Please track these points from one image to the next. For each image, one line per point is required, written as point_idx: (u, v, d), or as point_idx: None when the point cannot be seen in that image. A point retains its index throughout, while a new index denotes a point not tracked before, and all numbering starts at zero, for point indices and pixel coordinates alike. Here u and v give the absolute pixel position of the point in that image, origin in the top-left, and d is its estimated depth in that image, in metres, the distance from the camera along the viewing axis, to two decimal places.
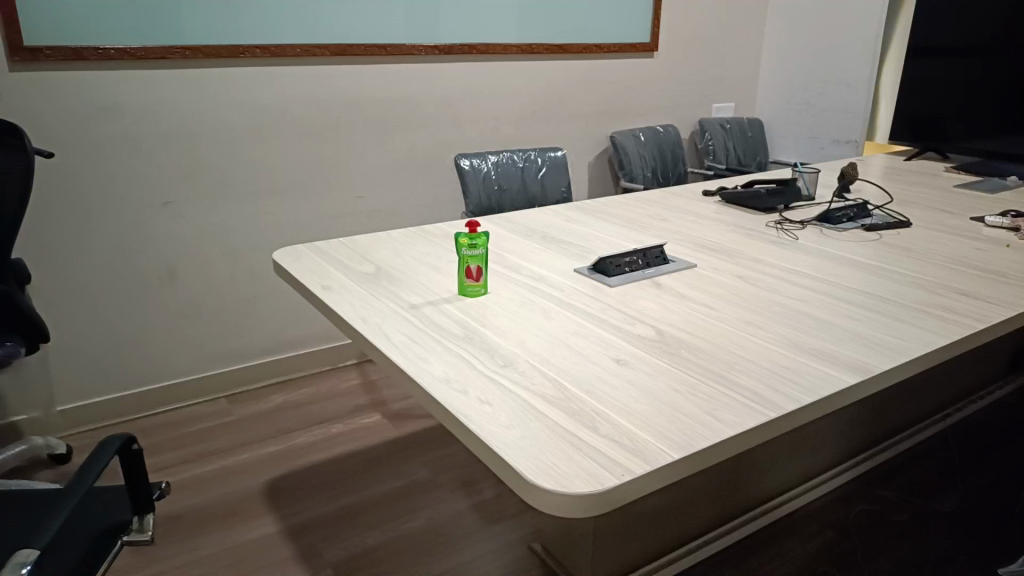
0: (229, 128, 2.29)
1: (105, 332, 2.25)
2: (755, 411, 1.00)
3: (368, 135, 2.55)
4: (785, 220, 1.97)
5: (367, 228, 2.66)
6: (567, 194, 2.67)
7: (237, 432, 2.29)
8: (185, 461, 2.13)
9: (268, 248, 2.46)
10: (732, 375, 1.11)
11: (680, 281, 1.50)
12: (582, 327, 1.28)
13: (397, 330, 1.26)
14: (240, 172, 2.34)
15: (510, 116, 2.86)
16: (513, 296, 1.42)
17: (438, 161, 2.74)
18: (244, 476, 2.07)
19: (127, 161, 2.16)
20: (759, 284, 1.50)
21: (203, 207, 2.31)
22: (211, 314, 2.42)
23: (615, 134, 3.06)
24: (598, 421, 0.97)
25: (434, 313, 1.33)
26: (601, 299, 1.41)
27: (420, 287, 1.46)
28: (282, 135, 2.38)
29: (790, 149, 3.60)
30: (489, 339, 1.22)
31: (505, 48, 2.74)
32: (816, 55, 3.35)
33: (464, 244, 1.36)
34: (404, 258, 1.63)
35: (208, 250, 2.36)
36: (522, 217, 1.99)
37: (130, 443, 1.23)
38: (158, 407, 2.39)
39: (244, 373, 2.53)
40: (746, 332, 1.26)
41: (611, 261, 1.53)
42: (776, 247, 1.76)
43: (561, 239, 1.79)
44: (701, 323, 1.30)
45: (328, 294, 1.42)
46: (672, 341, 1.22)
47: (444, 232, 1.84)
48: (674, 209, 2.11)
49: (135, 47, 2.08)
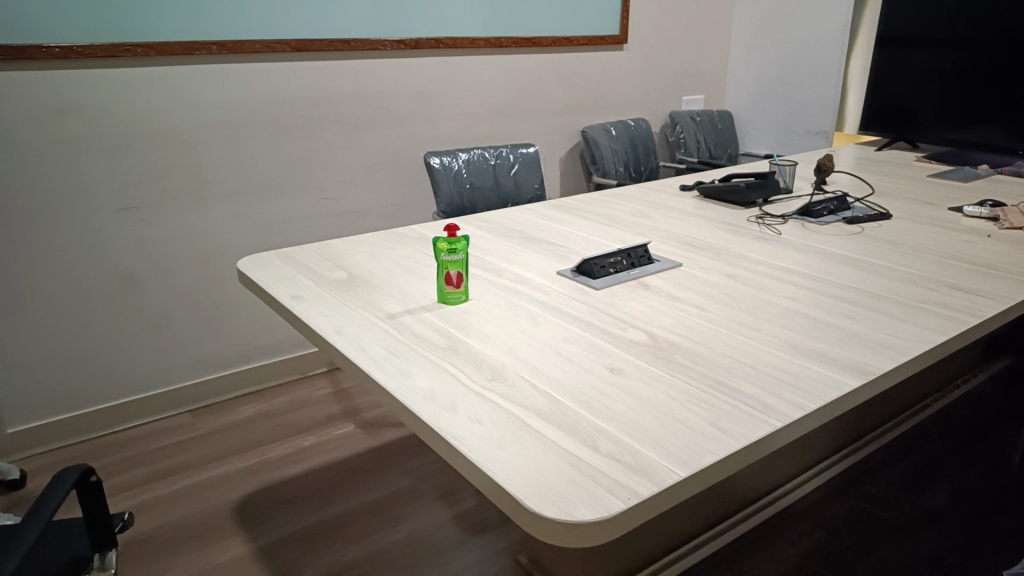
0: (187, 128, 2.17)
1: (59, 347, 2.13)
2: (762, 421, 0.95)
3: (335, 134, 2.45)
4: (766, 214, 1.93)
5: (335, 231, 2.57)
6: (541, 191, 2.61)
7: (204, 448, 2.18)
8: (149, 481, 2.02)
9: (232, 254, 2.36)
10: (733, 381, 1.05)
11: (668, 281, 1.45)
12: (571, 333, 1.21)
13: (376, 342, 1.18)
14: (201, 174, 2.23)
15: (480, 112, 2.79)
16: (496, 301, 1.35)
17: (408, 159, 2.66)
18: (213, 494, 1.97)
19: (78, 165, 2.03)
20: (748, 282, 1.45)
21: (160, 213, 2.19)
22: (173, 325, 2.30)
23: (588, 129, 3.01)
24: (596, 437, 0.91)
25: (413, 322, 1.26)
26: (588, 302, 1.35)
27: (397, 294, 1.38)
28: (244, 135, 2.27)
29: (761, 141, 3.59)
30: (474, 350, 1.15)
31: (473, 42, 2.66)
32: (786, 47, 3.34)
33: (443, 249, 1.30)
34: (378, 264, 1.55)
35: (169, 257, 2.24)
36: (498, 217, 1.92)
37: (89, 475, 1.14)
38: (118, 425, 2.27)
39: (211, 385, 2.42)
40: (741, 334, 1.21)
41: (596, 262, 1.47)
42: (760, 242, 1.72)
43: (540, 239, 1.73)
44: (694, 326, 1.25)
45: (298, 305, 1.33)
46: (666, 346, 1.16)
47: (418, 234, 1.76)
48: (653, 204, 2.07)
49: (82, 45, 1.95)
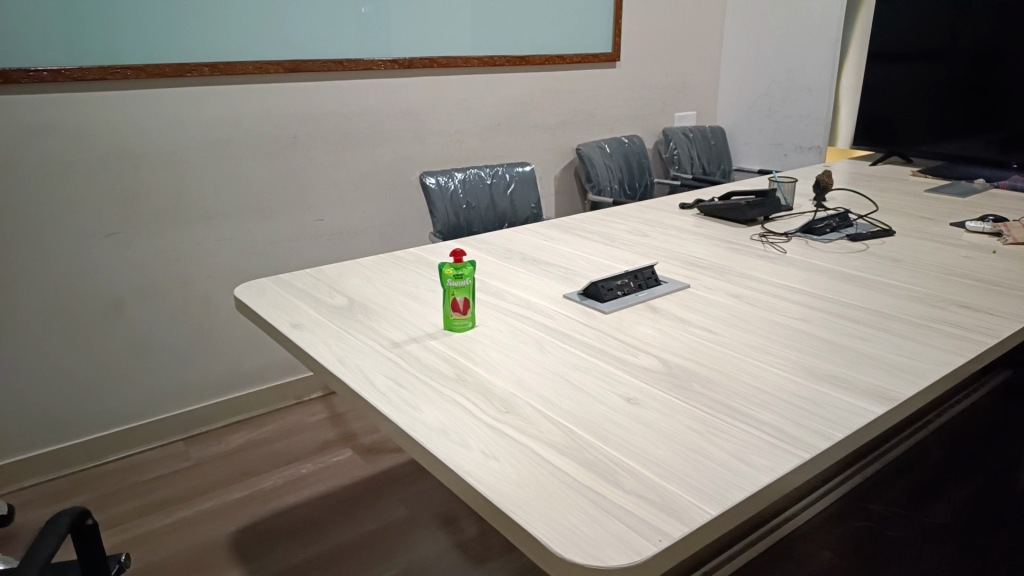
0: (178, 150, 2.14)
1: (46, 376, 2.07)
2: (786, 453, 0.92)
3: (326, 154, 2.42)
4: (768, 232, 1.91)
5: (328, 253, 2.53)
6: (537, 210, 2.58)
7: (196, 478, 2.13)
8: (140, 514, 1.96)
9: (223, 277, 2.32)
10: (752, 409, 1.03)
11: (676, 303, 1.42)
12: (580, 360, 1.18)
13: (380, 372, 1.14)
14: (191, 197, 2.19)
15: (473, 130, 2.77)
16: (502, 327, 1.31)
17: (401, 178, 2.63)
18: (207, 527, 1.91)
19: (68, 191, 1.99)
20: (757, 303, 1.43)
21: (151, 237, 2.15)
22: (164, 351, 2.26)
23: (581, 147, 2.99)
24: (619, 473, 0.87)
25: (418, 350, 1.22)
26: (596, 326, 1.31)
27: (399, 320, 1.34)
28: (235, 156, 2.24)
29: (752, 156, 3.59)
30: (483, 379, 1.11)
31: (466, 61, 2.65)
32: (776, 63, 3.35)
33: (449, 275, 1.26)
34: (378, 288, 1.51)
35: (159, 283, 2.20)
36: (498, 238, 1.89)
37: (84, 518, 1.09)
38: (107, 455, 2.21)
39: (202, 412, 2.37)
40: (756, 358, 1.19)
41: (603, 285, 1.44)
42: (765, 261, 1.69)
43: (543, 260, 1.69)
44: (707, 350, 1.21)
45: (298, 333, 1.29)
46: (681, 372, 1.13)
47: (417, 257, 1.73)
48: (653, 223, 2.04)
49: (70, 68, 1.91)
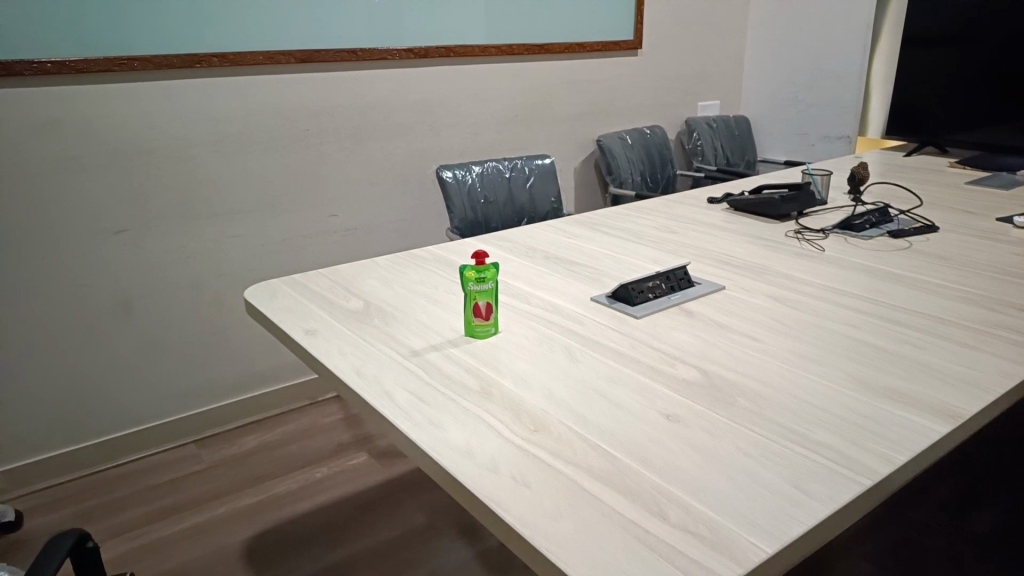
0: (187, 145, 2.06)
1: (54, 378, 2.01)
2: (848, 480, 0.84)
3: (339, 148, 2.34)
4: (804, 228, 1.82)
5: (343, 249, 2.46)
6: (557, 203, 2.49)
7: (208, 482, 2.06)
8: (151, 520, 1.90)
9: (235, 275, 2.25)
10: (805, 429, 0.94)
11: (713, 307, 1.33)
12: (614, 371, 1.09)
13: (399, 385, 1.06)
14: (200, 194, 2.12)
15: (490, 121, 2.68)
16: (527, 333, 1.23)
17: (416, 172, 2.55)
18: (219, 535, 1.85)
19: (74, 186, 1.92)
20: (799, 306, 1.34)
21: (161, 234, 2.08)
22: (175, 351, 2.20)
23: (602, 138, 2.90)
24: (664, 504, 0.79)
25: (438, 360, 1.14)
26: (629, 332, 1.23)
27: (418, 325, 1.26)
28: (245, 150, 2.17)
29: (777, 146, 3.48)
30: (511, 393, 1.03)
31: (483, 50, 2.56)
32: (802, 50, 3.23)
33: (470, 278, 1.17)
34: (395, 290, 1.44)
35: (168, 281, 2.13)
36: (519, 235, 1.81)
37: (85, 540, 1.02)
38: (118, 458, 2.16)
39: (213, 414, 2.30)
40: (804, 369, 1.10)
41: (634, 287, 1.35)
42: (803, 259, 1.60)
43: (568, 259, 1.61)
44: (750, 359, 1.13)
45: (312, 341, 1.22)
46: (724, 386, 1.05)
47: (435, 256, 1.65)
48: (681, 219, 1.95)
49: (74, 60, 1.84)
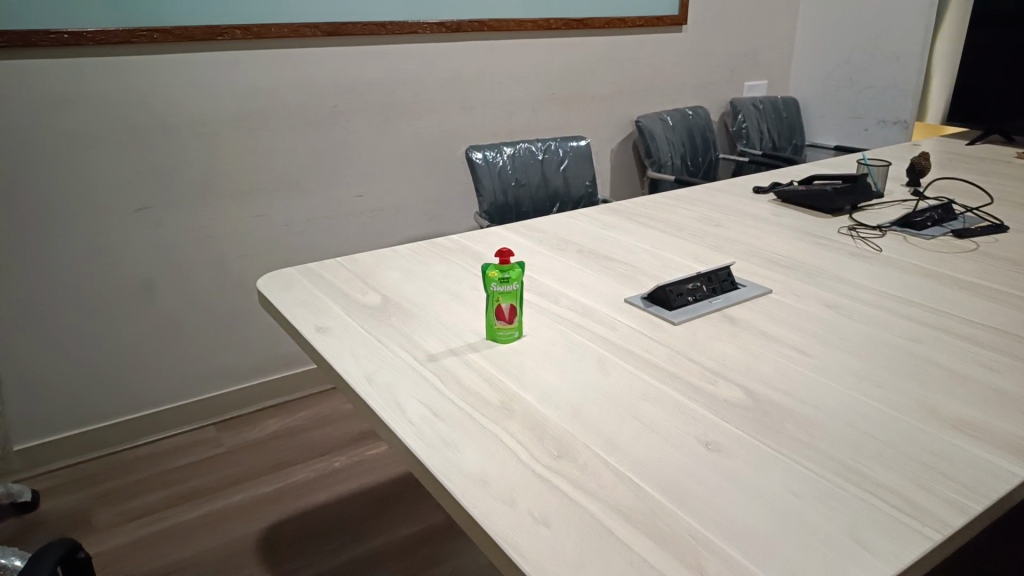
0: (209, 120, 1.99)
1: (73, 357, 1.98)
2: (915, 533, 0.73)
3: (366, 126, 2.25)
4: (858, 224, 1.68)
5: (369, 231, 2.38)
6: (592, 188, 2.38)
7: (226, 468, 2.02)
8: (167, 505, 1.86)
9: (258, 256, 2.19)
10: (863, 465, 0.84)
11: (759, 314, 1.22)
12: (648, 387, 0.99)
13: (412, 397, 0.97)
14: (223, 171, 2.05)
15: (524, 100, 2.57)
16: (555, 339, 1.13)
17: (446, 152, 2.45)
18: (235, 524, 1.80)
19: (93, 162, 1.87)
20: (855, 315, 1.22)
21: (182, 212, 2.02)
22: (196, 332, 2.15)
23: (641, 118, 2.74)
24: (702, 554, 0.70)
25: (457, 367, 1.05)
26: (665, 341, 1.12)
27: (437, 325, 1.17)
28: (270, 127, 2.08)
29: (828, 130, 3.29)
30: (535, 411, 0.94)
31: (520, 24, 2.44)
32: (859, 28, 3.03)
33: (493, 278, 1.08)
34: (415, 284, 1.35)
35: (190, 260, 2.07)
36: (550, 224, 1.70)
37: (76, 550, 0.96)
38: (136, 439, 2.12)
39: (234, 397, 2.26)
40: (861, 391, 0.99)
41: (672, 289, 1.24)
42: (858, 260, 1.47)
43: (601, 254, 1.50)
44: (800, 378, 1.02)
45: (323, 340, 1.14)
46: (771, 410, 0.94)
47: (461, 246, 1.56)
48: (724, 210, 1.83)
49: (92, 31, 1.76)
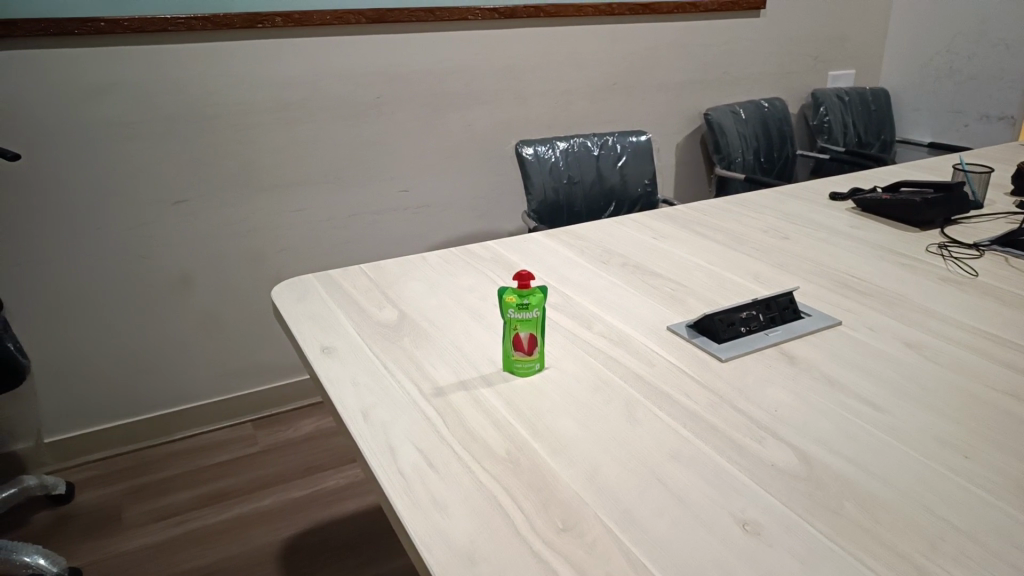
0: (248, 111, 1.93)
1: (111, 349, 1.97)
2: None
3: (412, 118, 2.15)
4: (951, 241, 1.47)
5: (414, 227, 2.29)
6: (651, 186, 2.21)
7: (259, 468, 1.98)
8: (195, 506, 1.83)
9: (299, 251, 2.13)
10: (940, 569, 0.68)
11: (822, 352, 1.05)
12: (680, 444, 0.85)
13: (407, 440, 0.86)
14: (263, 164, 1.99)
15: (583, 91, 2.41)
16: (580, 374, 1.00)
17: (497, 145, 2.33)
18: (260, 530, 1.75)
19: (131, 152, 1.83)
20: (941, 359, 1.03)
21: (220, 205, 1.98)
22: (234, 326, 2.11)
23: (710, 110, 2.54)
24: None
25: (464, 404, 0.93)
26: (709, 384, 0.97)
27: (450, 351, 1.06)
28: (312, 118, 2.01)
29: (922, 125, 3.00)
30: (544, 466, 0.81)
31: (580, 10, 2.27)
32: (962, 12, 2.73)
33: (510, 304, 0.95)
34: (437, 299, 1.23)
35: (228, 255, 2.03)
36: (597, 231, 1.56)
37: None
38: (174, 433, 2.11)
39: (272, 393, 2.22)
40: (943, 464, 0.82)
41: (721, 318, 1.09)
42: (948, 287, 1.27)
43: (648, 269, 1.35)
44: (868, 442, 0.86)
45: (325, 362, 1.04)
46: (828, 483, 0.79)
47: (495, 254, 1.43)
48: (794, 219, 1.64)
49: (127, 19, 1.72)
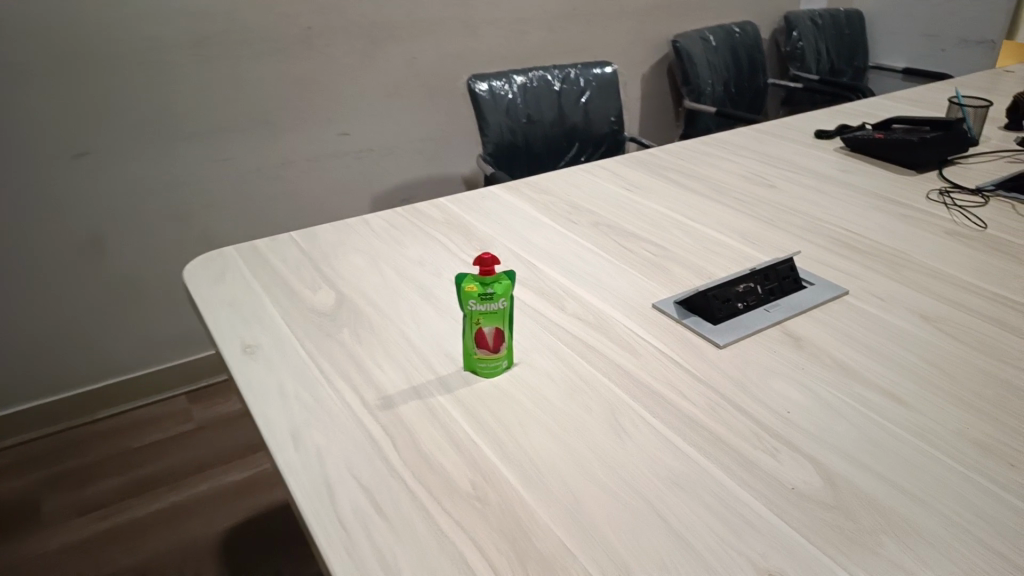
0: (157, 46, 1.66)
1: (17, 324, 1.74)
2: None
3: (349, 51, 1.90)
4: (953, 187, 1.34)
5: (356, 174, 2.07)
6: (617, 125, 2.02)
7: (195, 448, 1.81)
8: (125, 495, 1.66)
9: (227, 207, 1.90)
10: None
11: (830, 331, 0.91)
12: (677, 461, 0.71)
13: (347, 472, 0.70)
14: (178, 107, 1.74)
15: (540, 17, 2.18)
16: (554, 369, 0.84)
17: (446, 80, 2.11)
18: (198, 520, 1.59)
19: (18, 98, 1.56)
20: (964, 336, 0.90)
21: (132, 157, 1.73)
22: (159, 291, 1.90)
23: (678, 37, 2.33)
24: None
25: (416, 418, 0.77)
26: (706, 378, 0.83)
27: (399, 346, 0.88)
28: (233, 54, 1.75)
29: (897, 49, 2.84)
30: (516, 504, 0.66)
31: None
32: None
33: (470, 295, 0.78)
34: (382, 274, 1.05)
35: (146, 213, 1.80)
36: (563, 183, 1.38)
37: None
38: (100, 411, 1.92)
39: (207, 362, 2.03)
40: (988, 477, 0.69)
41: (716, 295, 0.93)
42: (956, 241, 1.14)
43: (623, 228, 1.19)
44: (898, 451, 0.72)
45: (246, 365, 0.85)
46: (860, 513, 0.65)
47: (448, 214, 1.25)
48: (778, 162, 1.49)
49: None
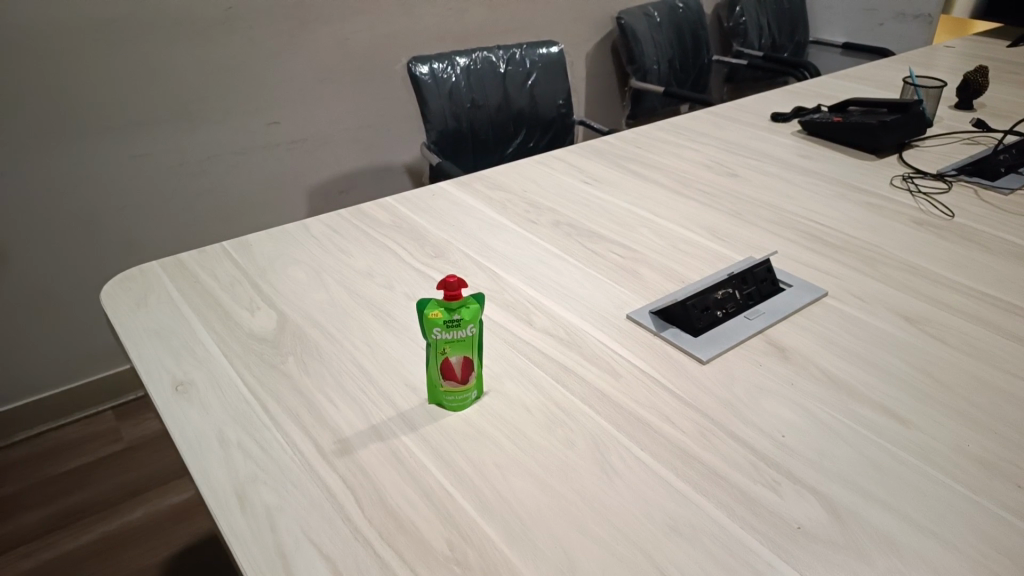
0: (57, 31, 1.48)
1: None
2: None
3: (276, 33, 1.76)
4: (915, 172, 1.31)
5: (288, 165, 1.93)
6: (565, 108, 1.94)
7: (126, 470, 1.67)
8: (49, 528, 1.52)
9: (147, 205, 1.74)
10: None
11: (815, 339, 0.86)
12: (673, 503, 0.64)
13: (304, 539, 0.61)
14: (86, 98, 1.57)
15: None
16: (528, 398, 0.76)
17: (382, 62, 1.98)
18: (132, 551, 1.47)
19: None
20: (949, 338, 0.87)
21: (35, 155, 1.55)
22: (75, 300, 1.74)
23: (623, 14, 2.26)
24: None
25: (379, 466, 0.68)
26: (693, 400, 0.76)
27: (352, 378, 0.79)
28: (145, 37, 1.59)
29: (836, 24, 2.84)
30: (501, 567, 0.58)
31: None
32: None
33: (434, 321, 0.69)
34: (328, 291, 0.95)
35: (55, 216, 1.63)
36: (518, 177, 1.30)
37: None
38: (15, 434, 1.76)
39: (134, 373, 1.88)
40: (998, 502, 0.65)
41: (694, 304, 0.87)
42: (926, 231, 1.11)
43: (587, 227, 1.11)
44: (901, 475, 0.68)
45: (178, 409, 0.75)
46: (873, 553, 0.60)
47: (397, 217, 1.15)
48: (738, 149, 1.43)
49: None
